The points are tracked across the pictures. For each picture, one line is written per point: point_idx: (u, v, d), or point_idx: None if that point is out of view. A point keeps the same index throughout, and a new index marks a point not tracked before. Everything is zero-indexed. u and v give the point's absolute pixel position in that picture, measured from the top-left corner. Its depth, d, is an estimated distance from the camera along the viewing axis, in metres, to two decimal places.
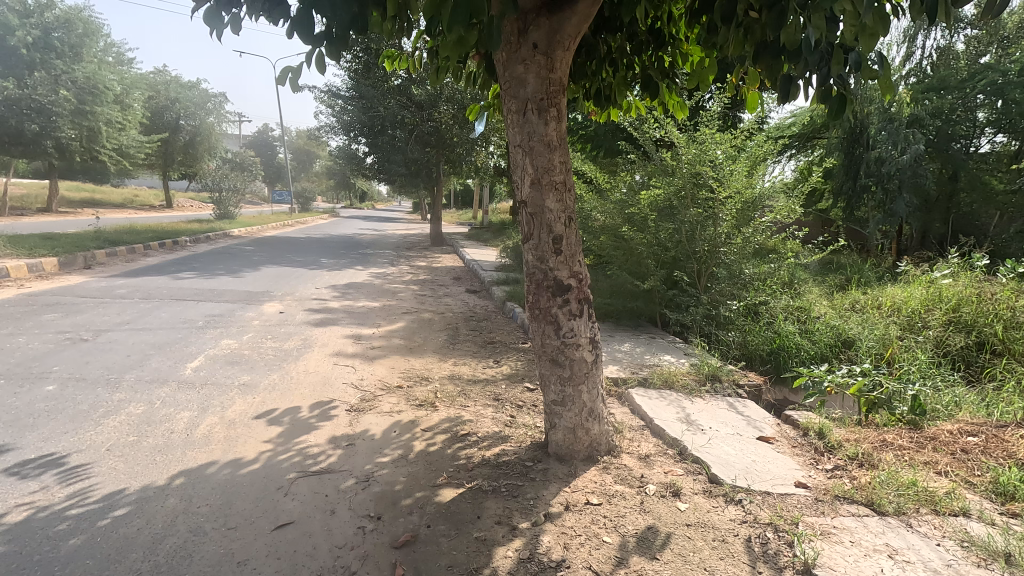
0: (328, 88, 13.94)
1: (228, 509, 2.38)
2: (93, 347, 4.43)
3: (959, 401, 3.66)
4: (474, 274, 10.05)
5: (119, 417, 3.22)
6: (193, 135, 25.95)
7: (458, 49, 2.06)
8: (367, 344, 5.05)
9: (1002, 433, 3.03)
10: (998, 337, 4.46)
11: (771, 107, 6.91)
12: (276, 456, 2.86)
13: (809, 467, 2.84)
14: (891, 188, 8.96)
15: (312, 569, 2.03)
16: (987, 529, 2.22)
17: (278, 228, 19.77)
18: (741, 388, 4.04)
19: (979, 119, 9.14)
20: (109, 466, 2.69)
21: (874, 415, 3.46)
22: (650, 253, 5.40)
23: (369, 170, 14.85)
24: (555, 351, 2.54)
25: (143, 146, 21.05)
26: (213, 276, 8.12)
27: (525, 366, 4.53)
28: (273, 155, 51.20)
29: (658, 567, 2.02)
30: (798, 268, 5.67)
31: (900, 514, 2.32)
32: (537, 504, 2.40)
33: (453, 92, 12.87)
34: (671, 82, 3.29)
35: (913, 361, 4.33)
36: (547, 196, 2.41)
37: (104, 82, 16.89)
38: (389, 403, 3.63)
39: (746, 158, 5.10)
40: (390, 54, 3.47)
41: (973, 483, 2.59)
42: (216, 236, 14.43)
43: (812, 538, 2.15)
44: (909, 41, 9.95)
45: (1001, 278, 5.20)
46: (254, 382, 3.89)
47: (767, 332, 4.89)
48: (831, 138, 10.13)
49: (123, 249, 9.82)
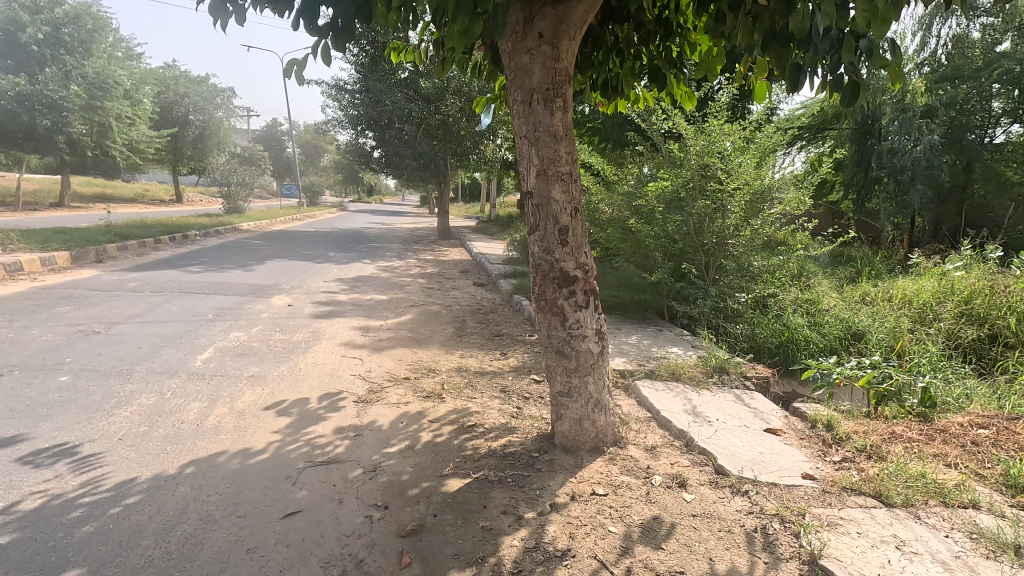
0: (335, 82, 14.01)
1: (239, 498, 2.41)
2: (105, 339, 4.49)
3: (970, 393, 3.61)
4: (481, 267, 10.08)
5: (131, 407, 3.27)
6: (202, 130, 26.10)
7: (465, 37, 2.07)
8: (374, 336, 5.09)
9: (1014, 426, 2.99)
10: (1010, 330, 4.40)
11: (780, 98, 6.85)
12: (285, 446, 2.89)
13: (816, 459, 2.83)
14: (903, 179, 8.85)
15: (321, 557, 2.05)
16: (997, 521, 2.20)
17: (287, 222, 19.94)
18: (748, 380, 4.01)
19: (995, 109, 9.06)
20: (121, 456, 2.73)
21: (883, 407, 3.45)
22: (658, 245, 5.36)
23: (377, 164, 14.81)
24: (561, 343, 2.55)
25: (154, 142, 21.10)
26: (223, 270, 8.21)
27: (532, 358, 4.53)
28: (281, 150, 51.63)
29: (663, 557, 2.03)
30: (808, 260, 5.63)
31: (908, 505, 2.31)
32: (542, 494, 2.41)
33: (460, 85, 12.75)
34: (679, 73, 3.25)
35: (924, 353, 4.30)
36: (553, 186, 2.40)
37: (114, 77, 16.85)
38: (396, 394, 3.66)
39: (755, 149, 5.05)
40: (395, 45, 3.44)
41: (983, 475, 2.57)
42: (226, 230, 14.56)
43: (818, 529, 2.15)
44: (924, 30, 9.78)
45: (1014, 270, 5.13)
46: (263, 374, 3.93)
47: (776, 325, 4.81)
48: (842, 129, 10.06)
49: (134, 243, 9.93)
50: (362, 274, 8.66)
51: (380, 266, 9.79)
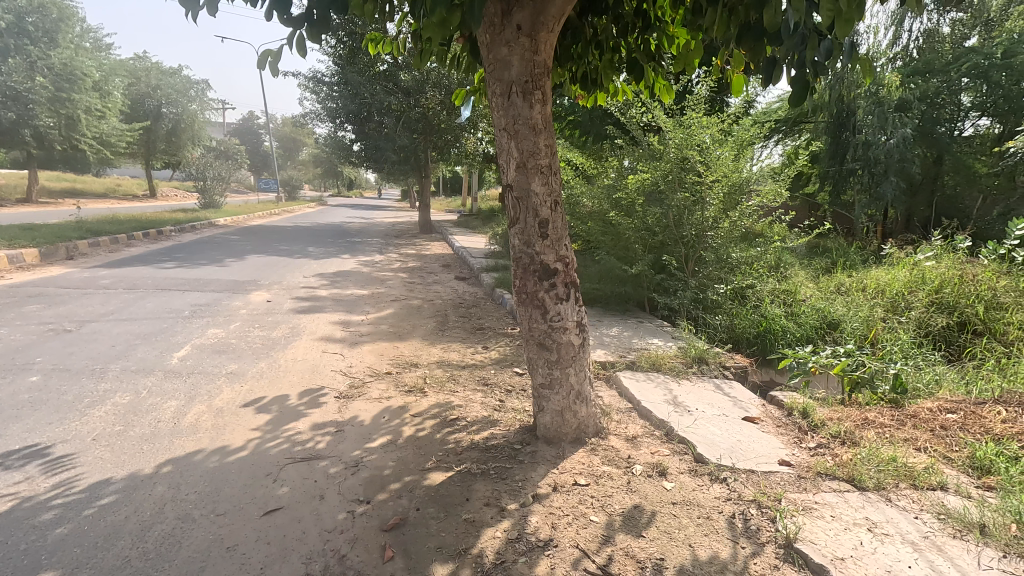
0: (313, 75, 13.93)
1: (218, 496, 2.38)
2: (77, 337, 4.39)
3: (939, 379, 3.73)
4: (463, 261, 10.07)
5: (105, 406, 3.21)
6: (176, 123, 25.48)
7: (441, 27, 2.03)
8: (355, 331, 5.07)
9: (980, 410, 3.10)
10: (979, 318, 4.56)
11: (757, 91, 6.94)
12: (265, 443, 2.86)
13: (792, 445, 2.89)
14: (877, 172, 9.04)
15: (302, 553, 2.04)
16: (963, 502, 2.28)
17: (265, 217, 19.70)
18: (727, 369, 4.08)
19: (964, 103, 9.29)
20: (95, 456, 2.67)
21: (857, 394, 3.53)
22: (638, 237, 5.40)
23: (356, 158, 14.62)
24: (543, 335, 2.56)
25: (124, 135, 20.54)
26: (199, 266, 8.08)
27: (513, 351, 4.55)
28: (258, 144, 50.73)
29: (644, 544, 2.06)
30: (785, 251, 5.73)
31: (879, 489, 2.38)
32: (525, 485, 2.43)
33: (440, 78, 12.66)
34: (657, 65, 3.28)
35: (895, 341, 4.42)
36: (533, 179, 2.40)
37: (82, 68, 16.40)
38: (377, 390, 3.64)
39: (732, 142, 5.12)
40: (373, 37, 3.37)
41: (950, 458, 2.66)
42: (202, 225, 14.26)
43: (793, 513, 2.19)
44: (896, 25, 9.97)
45: (983, 259, 5.30)
46: (241, 371, 3.88)
47: (754, 315, 4.89)
48: (817, 121, 10.20)
49: (105, 240, 9.68)
50: (342, 269, 8.59)
51: (360, 261, 9.74)
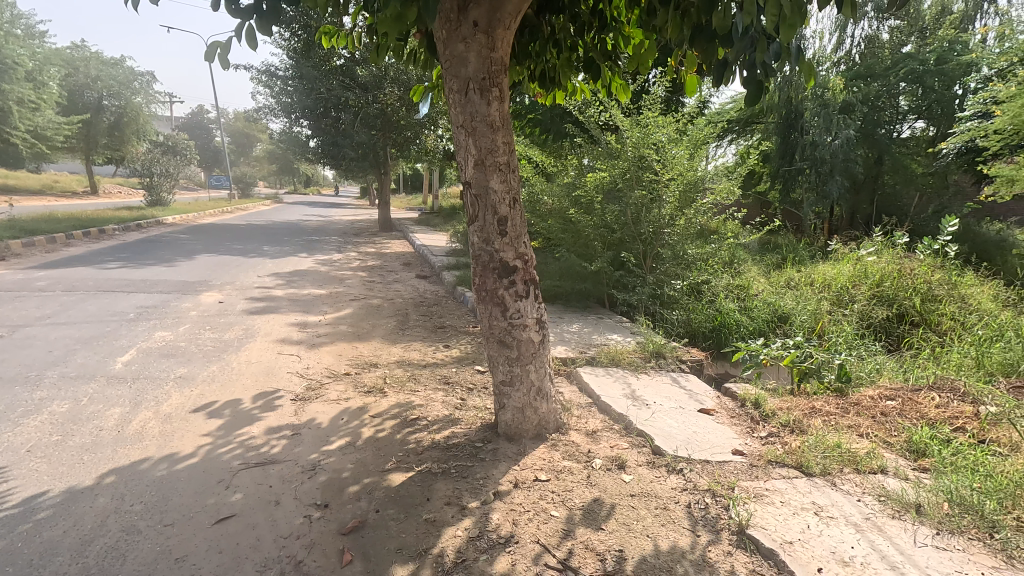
0: (266, 68, 13.46)
1: (166, 505, 2.28)
2: (9, 343, 4.12)
3: (880, 367, 3.94)
4: (423, 259, 9.96)
5: (41, 415, 3.03)
6: (118, 116, 24.21)
7: (397, 22, 1.99)
8: (313, 331, 4.94)
9: (916, 396, 3.29)
10: (916, 309, 4.85)
11: (710, 92, 7.12)
12: (216, 449, 2.76)
13: (745, 435, 2.99)
14: (824, 171, 9.42)
15: (256, 561, 1.98)
16: (901, 484, 2.41)
17: (216, 215, 19.00)
18: (684, 363, 4.19)
19: (902, 106, 9.93)
20: (29, 469, 2.52)
21: (805, 384, 3.68)
22: (597, 235, 5.47)
23: (313, 154, 14.25)
24: (502, 333, 2.56)
25: (61, 128, 19.43)
26: (145, 266, 7.72)
27: (474, 349, 4.53)
28: (209, 139, 48.79)
29: (603, 537, 2.09)
30: (738, 248, 5.91)
31: (825, 474, 2.49)
32: (486, 483, 2.43)
33: (399, 73, 12.37)
34: (613, 65, 3.32)
35: (840, 332, 4.63)
36: (491, 177, 2.40)
37: (13, 57, 15.16)
38: (336, 391, 3.57)
39: (687, 141, 5.25)
40: (326, 30, 3.27)
41: (890, 442, 2.81)
42: (148, 224, 13.63)
43: (746, 501, 2.27)
44: (839, 30, 10.42)
45: (919, 254, 5.62)
46: (191, 375, 3.73)
47: (709, 310, 5.03)
48: (768, 122, 10.55)
49: (41, 240, 9.13)
50: (299, 269, 8.37)
51: (318, 260, 9.51)
